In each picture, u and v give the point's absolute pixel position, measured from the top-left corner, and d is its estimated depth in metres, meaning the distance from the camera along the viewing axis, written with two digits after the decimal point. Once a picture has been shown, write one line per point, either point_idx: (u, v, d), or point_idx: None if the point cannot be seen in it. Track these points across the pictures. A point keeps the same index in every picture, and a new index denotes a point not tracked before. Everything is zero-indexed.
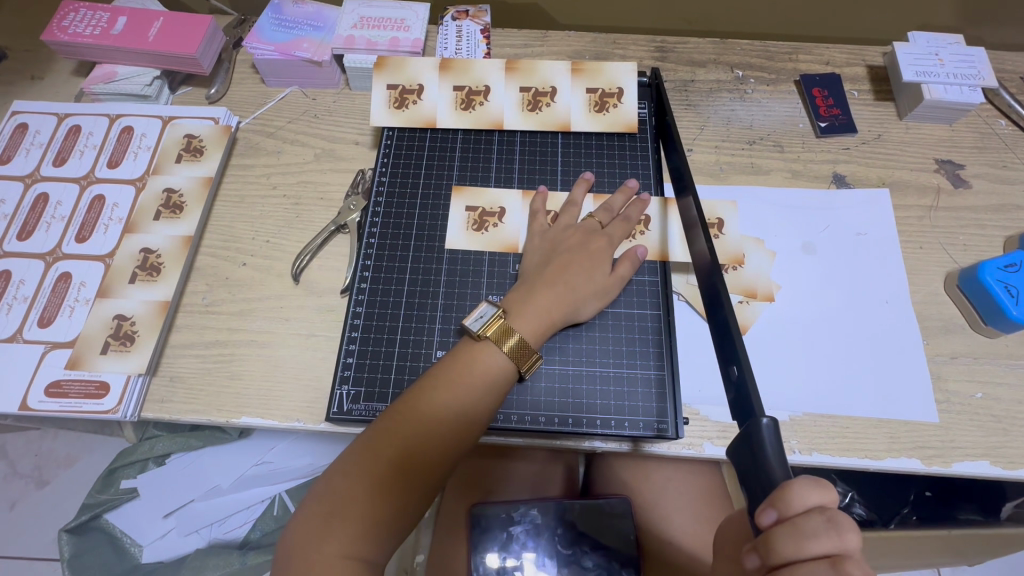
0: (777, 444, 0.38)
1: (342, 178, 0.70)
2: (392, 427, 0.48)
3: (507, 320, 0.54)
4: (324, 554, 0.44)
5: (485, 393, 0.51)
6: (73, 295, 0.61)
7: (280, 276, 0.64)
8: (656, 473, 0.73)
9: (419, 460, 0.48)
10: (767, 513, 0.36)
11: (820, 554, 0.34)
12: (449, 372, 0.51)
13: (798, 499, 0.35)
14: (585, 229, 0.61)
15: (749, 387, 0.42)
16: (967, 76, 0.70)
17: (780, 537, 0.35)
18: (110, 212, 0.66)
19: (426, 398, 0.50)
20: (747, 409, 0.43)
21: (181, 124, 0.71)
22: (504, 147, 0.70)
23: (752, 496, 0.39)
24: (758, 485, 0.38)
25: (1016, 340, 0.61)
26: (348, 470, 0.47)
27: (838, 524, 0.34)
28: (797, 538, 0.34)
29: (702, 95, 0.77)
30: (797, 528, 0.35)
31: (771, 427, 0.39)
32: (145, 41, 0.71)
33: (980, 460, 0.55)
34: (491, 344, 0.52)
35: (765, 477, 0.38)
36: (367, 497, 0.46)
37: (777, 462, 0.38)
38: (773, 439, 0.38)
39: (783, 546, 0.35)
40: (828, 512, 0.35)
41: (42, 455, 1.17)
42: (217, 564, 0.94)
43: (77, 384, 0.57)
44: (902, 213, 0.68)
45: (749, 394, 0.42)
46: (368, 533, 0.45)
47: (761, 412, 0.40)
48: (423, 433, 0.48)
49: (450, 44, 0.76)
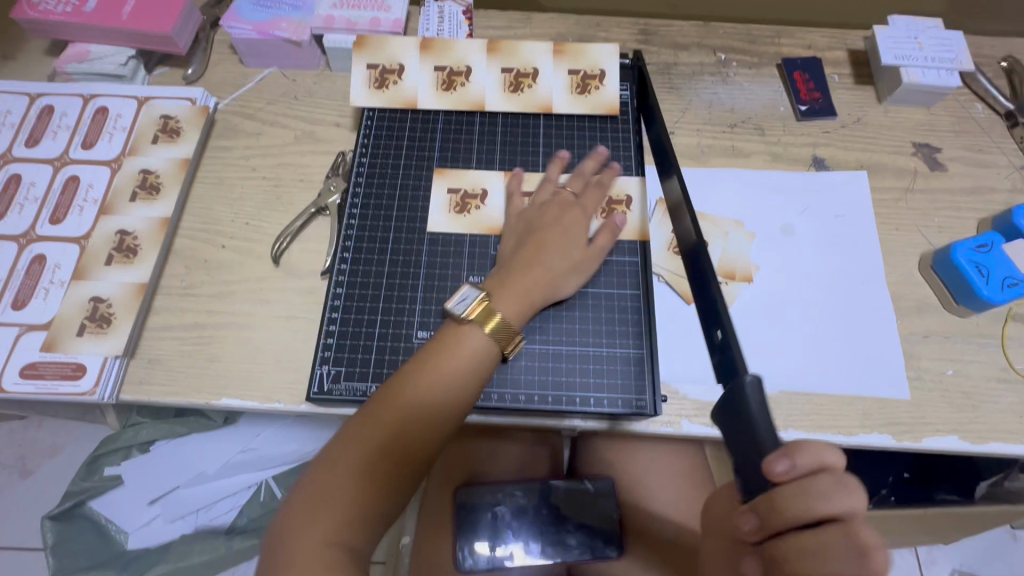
0: (761, 401, 0.38)
1: (322, 160, 0.69)
2: (378, 415, 0.48)
3: (491, 301, 0.54)
4: (309, 545, 0.43)
5: (472, 378, 0.51)
6: (47, 277, 0.60)
7: (259, 258, 0.63)
8: (639, 452, 0.74)
9: (407, 445, 0.48)
10: (779, 462, 0.36)
11: (829, 516, 0.35)
12: (436, 356, 0.51)
13: (810, 458, 0.36)
14: (559, 202, 0.61)
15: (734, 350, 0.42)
16: (944, 60, 0.71)
17: (790, 496, 0.35)
18: (85, 193, 0.65)
19: (413, 384, 0.50)
20: (729, 368, 0.43)
21: (157, 105, 0.70)
22: (486, 128, 0.69)
23: (745, 455, 0.39)
24: (751, 450, 0.38)
25: (985, 318, 0.62)
26: (335, 458, 0.47)
27: (848, 486, 0.35)
28: (806, 496, 0.35)
29: (684, 78, 0.77)
30: (810, 486, 0.35)
31: (755, 386, 0.39)
32: (119, 20, 0.69)
33: (949, 435, 0.57)
34: (474, 327, 0.52)
35: (754, 437, 0.38)
36: (355, 484, 0.46)
37: (763, 421, 0.38)
38: (757, 395, 0.39)
39: (792, 505, 0.35)
40: (839, 472, 0.36)
41: (24, 444, 1.16)
42: (205, 548, 0.95)
43: (53, 365, 0.56)
44: (880, 196, 0.69)
45: (732, 356, 0.43)
46: (355, 521, 0.45)
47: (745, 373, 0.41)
48: (410, 419, 0.48)
49: (431, 25, 0.76)
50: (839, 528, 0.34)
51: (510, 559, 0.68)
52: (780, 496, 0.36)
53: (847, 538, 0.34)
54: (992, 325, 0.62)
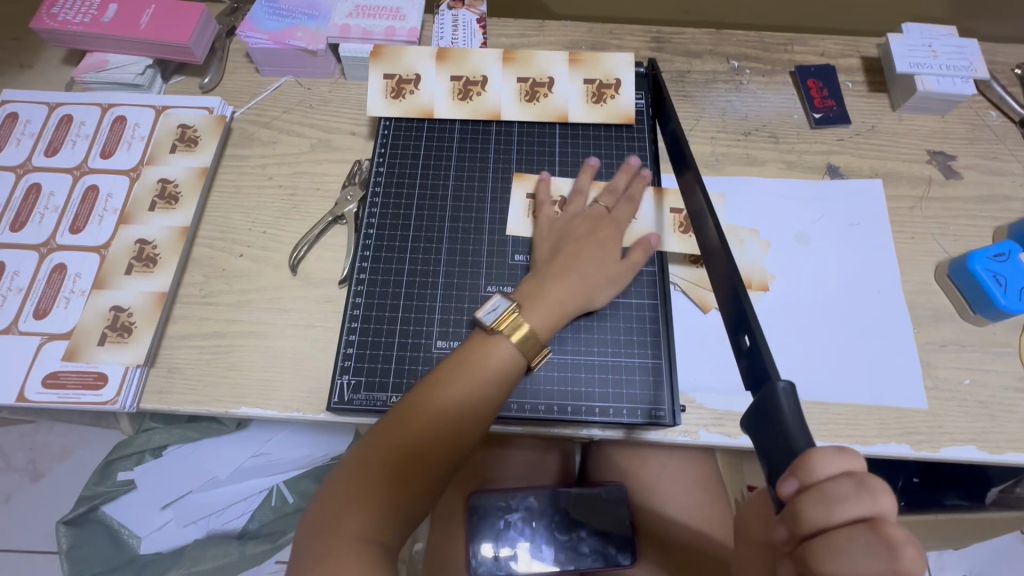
0: (795, 408, 0.36)
1: (339, 168, 0.70)
2: (407, 418, 0.48)
3: (521, 313, 0.54)
4: (345, 536, 0.44)
5: (499, 387, 0.51)
6: (68, 286, 0.61)
7: (277, 267, 0.64)
8: (653, 459, 0.74)
9: (433, 451, 0.48)
10: (788, 482, 0.34)
11: (853, 519, 0.32)
12: (466, 362, 0.51)
13: (821, 465, 0.33)
14: (593, 216, 0.62)
15: (765, 354, 0.41)
16: (959, 68, 0.71)
17: (807, 505, 0.33)
18: (104, 203, 0.65)
19: (444, 389, 0.50)
20: (759, 374, 0.42)
21: (175, 114, 0.70)
22: (502, 137, 0.69)
23: (772, 464, 0.37)
24: (780, 457, 0.36)
25: (1003, 327, 0.62)
26: (363, 463, 0.47)
27: (868, 485, 0.32)
28: (824, 504, 0.33)
29: (698, 85, 0.77)
30: (825, 493, 0.33)
31: (789, 392, 0.37)
32: (137, 30, 0.70)
33: (967, 445, 0.57)
34: (503, 339, 0.52)
35: (785, 443, 0.36)
36: (383, 487, 0.46)
37: (798, 426, 0.36)
38: (790, 401, 0.37)
39: (809, 515, 0.33)
40: (857, 476, 0.33)
41: (36, 448, 1.16)
42: (217, 554, 0.93)
43: (74, 375, 0.57)
44: (895, 204, 0.69)
45: (761, 360, 0.41)
46: (385, 520, 0.45)
47: (778, 378, 0.39)
48: (438, 424, 0.49)
49: (446, 34, 0.76)
50: (864, 529, 0.32)
51: (516, 561, 0.69)
52: (795, 508, 0.34)
53: (876, 538, 0.31)
54: (1008, 334, 0.62)
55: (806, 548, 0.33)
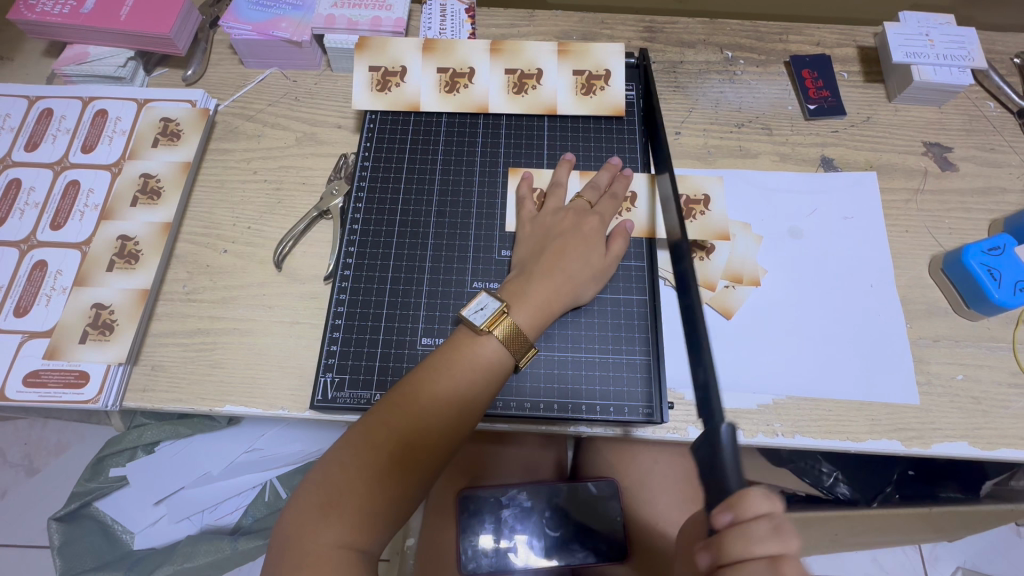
0: (734, 449, 0.39)
1: (324, 162, 0.69)
2: (399, 411, 0.48)
3: (511, 314, 0.53)
4: (321, 544, 0.43)
5: (491, 382, 0.51)
6: (49, 283, 0.60)
7: (261, 263, 0.63)
8: (642, 455, 0.74)
9: (422, 446, 0.48)
10: (722, 513, 0.37)
11: (765, 558, 0.35)
12: (459, 356, 0.51)
13: (753, 504, 0.36)
14: (576, 211, 0.61)
15: (714, 392, 0.47)
16: (957, 57, 0.70)
17: (731, 538, 0.36)
18: (85, 198, 0.64)
19: (436, 382, 0.49)
20: (708, 408, 0.48)
21: (157, 107, 0.69)
22: (489, 130, 0.68)
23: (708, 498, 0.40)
24: (715, 491, 0.39)
25: (996, 322, 0.62)
26: (347, 459, 0.46)
27: (784, 531, 0.36)
28: (745, 540, 0.35)
29: (691, 76, 0.76)
30: (747, 530, 0.36)
31: (731, 435, 0.40)
32: (117, 21, 0.68)
33: (959, 441, 0.56)
34: (493, 337, 0.51)
35: (721, 483, 0.39)
36: (365, 486, 0.45)
37: (734, 469, 0.39)
38: (731, 444, 0.40)
39: (732, 548, 0.36)
40: (777, 522, 0.36)
41: (32, 444, 1.16)
42: (209, 550, 0.93)
43: (56, 373, 0.56)
44: (889, 197, 0.68)
45: (711, 399, 0.47)
46: (365, 524, 0.45)
47: (722, 420, 0.45)
48: (430, 418, 0.48)
49: (434, 24, 0.74)
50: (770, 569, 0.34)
51: (514, 553, 0.68)
52: (722, 538, 0.36)
53: None
54: (1002, 329, 0.61)
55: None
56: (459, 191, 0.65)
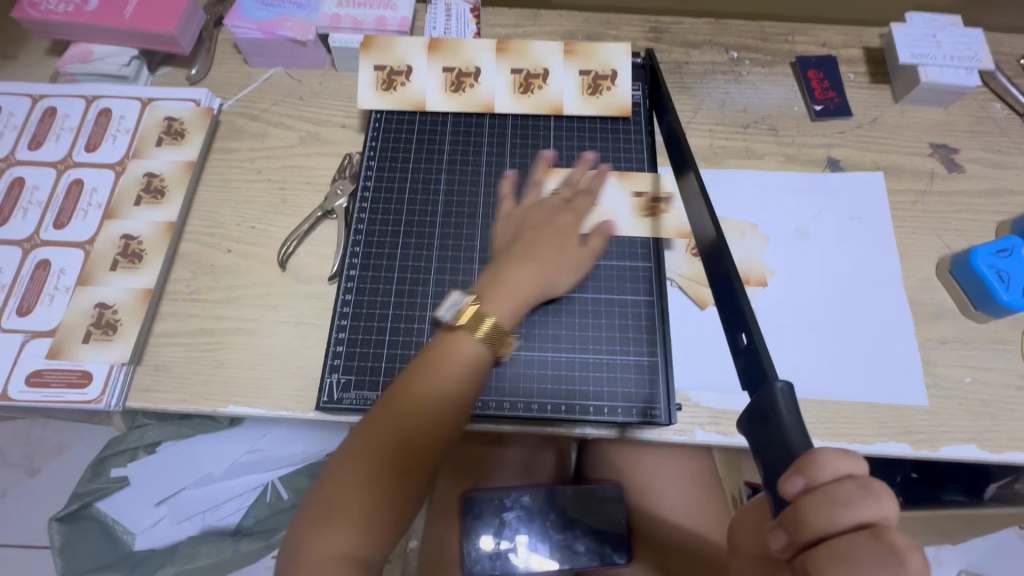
0: (793, 409, 0.36)
1: (329, 162, 0.68)
2: (384, 420, 0.47)
3: (481, 305, 0.52)
4: (323, 554, 0.43)
5: (475, 380, 0.50)
6: (52, 283, 0.59)
7: (265, 263, 0.62)
8: (648, 457, 0.73)
9: (410, 453, 0.47)
10: (794, 480, 0.33)
11: (857, 524, 0.31)
12: (437, 356, 0.50)
13: (828, 464, 0.32)
14: (552, 205, 0.60)
15: (761, 352, 0.40)
16: (964, 59, 0.69)
17: (810, 507, 0.32)
18: (89, 197, 0.64)
19: (418, 386, 0.48)
20: (756, 375, 0.41)
21: (161, 106, 0.69)
22: (495, 130, 0.68)
23: (770, 471, 0.36)
24: (781, 460, 0.35)
25: (1006, 325, 0.61)
26: (339, 472, 0.46)
27: (875, 494, 0.32)
28: (829, 505, 0.31)
29: (696, 76, 0.75)
30: (827, 494, 0.32)
31: (787, 394, 0.36)
32: (121, 20, 0.68)
33: (966, 444, 0.56)
34: (461, 331, 0.50)
35: (784, 446, 0.35)
36: (359, 498, 0.45)
37: (795, 428, 0.35)
38: (788, 401, 0.36)
39: (811, 514, 0.32)
40: (863, 478, 0.32)
41: (32, 444, 1.16)
42: (211, 552, 0.92)
43: (59, 373, 0.56)
44: (896, 198, 0.68)
45: (759, 359, 0.41)
46: (365, 532, 0.44)
47: (774, 376, 0.39)
48: (417, 423, 0.47)
49: (439, 24, 0.74)
50: (868, 537, 0.31)
51: (514, 554, 0.68)
52: (797, 508, 0.32)
53: (882, 547, 0.30)
54: (1010, 331, 0.61)
55: (808, 555, 0.32)
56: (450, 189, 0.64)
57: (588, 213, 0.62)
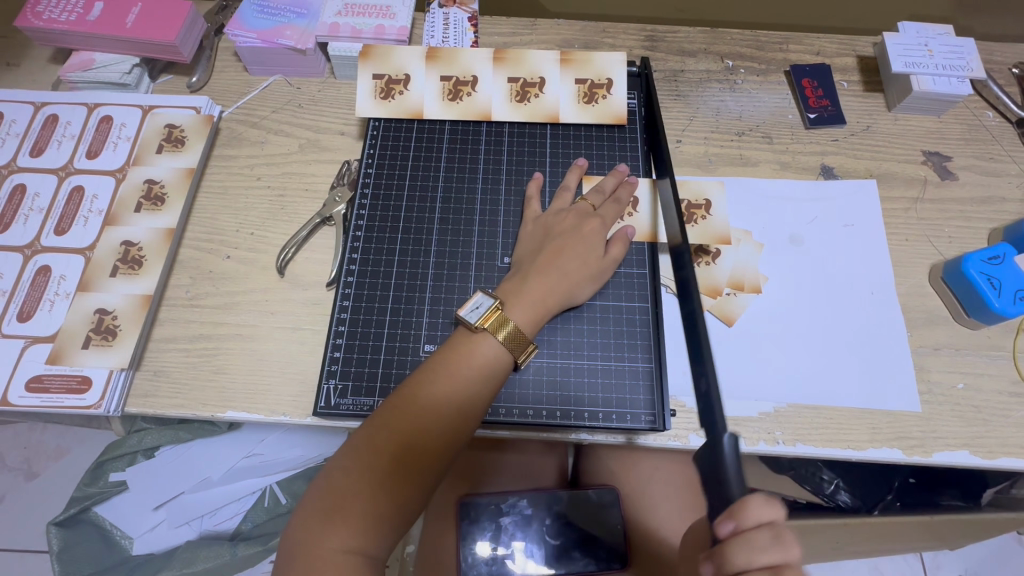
0: (735, 457, 0.42)
1: (328, 169, 0.69)
2: (399, 414, 0.48)
3: (503, 310, 0.54)
4: (326, 549, 0.43)
5: (489, 384, 0.51)
6: (52, 289, 0.60)
7: (264, 269, 0.63)
8: (644, 461, 0.74)
9: (420, 450, 0.47)
10: (725, 525, 0.39)
11: (766, 566, 0.37)
12: (455, 356, 0.51)
13: (753, 513, 0.38)
14: (578, 212, 0.61)
15: (716, 406, 0.46)
16: (956, 67, 0.70)
17: (734, 548, 0.38)
18: (89, 204, 0.64)
19: (434, 384, 0.49)
20: (711, 421, 0.47)
21: (161, 114, 0.70)
22: (492, 138, 0.69)
23: (711, 506, 0.42)
24: (718, 501, 0.41)
25: (998, 332, 0.62)
26: (350, 464, 0.46)
27: (784, 540, 0.38)
28: (748, 549, 0.38)
29: (691, 85, 0.76)
30: (747, 539, 0.38)
31: (732, 444, 0.42)
32: (123, 28, 0.69)
33: (959, 450, 0.56)
34: (487, 335, 0.52)
35: (723, 489, 0.41)
36: (368, 490, 0.45)
37: (735, 473, 0.41)
38: (731, 451, 0.42)
39: (734, 555, 0.38)
40: (776, 528, 0.38)
41: (31, 448, 1.16)
42: (209, 556, 0.91)
43: (59, 378, 0.56)
44: (889, 205, 0.69)
45: (714, 411, 0.47)
46: (370, 528, 0.44)
47: (724, 429, 0.44)
48: (429, 420, 0.48)
49: (437, 32, 0.75)
50: None
51: (512, 560, 0.68)
52: (724, 547, 0.38)
53: None
54: (1003, 337, 0.61)
55: None
56: (465, 194, 0.66)
57: (616, 222, 0.63)
